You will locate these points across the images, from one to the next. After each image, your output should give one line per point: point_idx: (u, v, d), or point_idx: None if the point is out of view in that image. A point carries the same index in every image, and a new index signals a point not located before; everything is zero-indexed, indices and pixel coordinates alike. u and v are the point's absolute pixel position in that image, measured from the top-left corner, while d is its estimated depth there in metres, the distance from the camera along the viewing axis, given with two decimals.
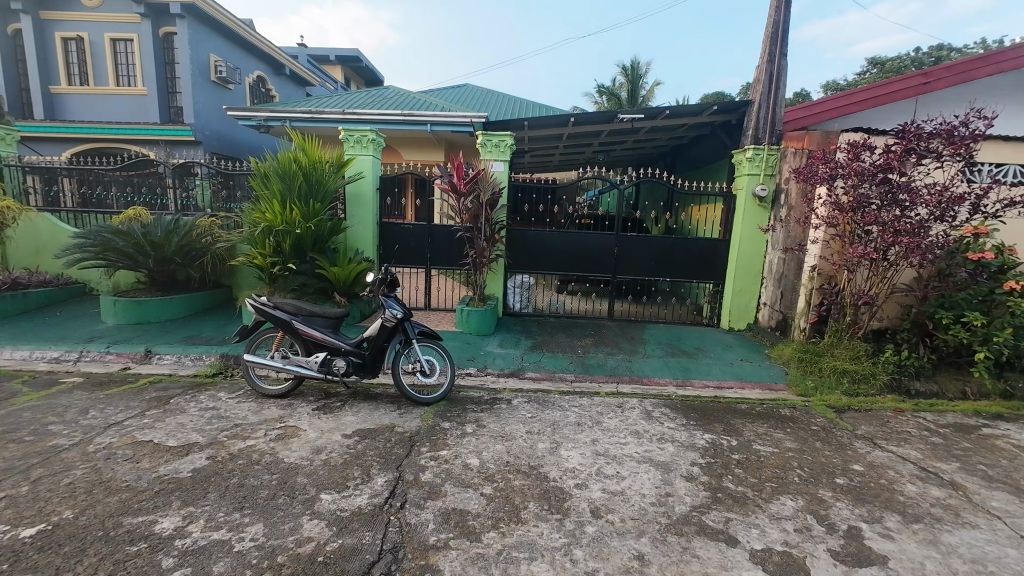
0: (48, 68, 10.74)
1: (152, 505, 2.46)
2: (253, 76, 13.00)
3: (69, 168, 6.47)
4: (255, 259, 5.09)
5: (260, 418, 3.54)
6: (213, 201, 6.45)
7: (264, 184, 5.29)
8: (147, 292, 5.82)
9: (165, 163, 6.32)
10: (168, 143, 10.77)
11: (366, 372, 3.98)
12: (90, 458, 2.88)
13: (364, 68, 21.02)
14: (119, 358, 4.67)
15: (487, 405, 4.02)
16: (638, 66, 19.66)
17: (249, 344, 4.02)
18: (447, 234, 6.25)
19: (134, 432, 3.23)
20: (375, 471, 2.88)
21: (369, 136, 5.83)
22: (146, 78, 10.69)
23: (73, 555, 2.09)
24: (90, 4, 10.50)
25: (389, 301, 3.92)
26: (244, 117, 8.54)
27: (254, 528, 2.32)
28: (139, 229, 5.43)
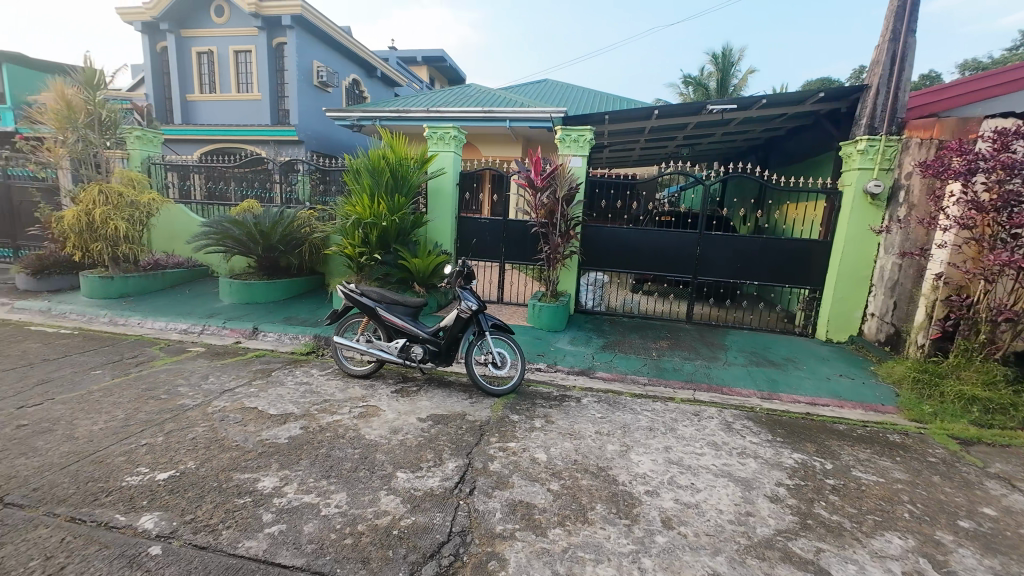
0: (185, 79, 12.36)
1: (256, 465, 2.77)
2: (350, 79, 14.05)
3: (199, 166, 7.33)
4: (345, 249, 5.48)
5: (345, 395, 3.84)
6: (311, 195, 7.09)
7: (356, 179, 5.68)
8: (255, 276, 6.54)
9: (274, 160, 7.04)
10: (276, 143, 11.89)
11: (440, 360, 4.14)
12: (208, 419, 3.31)
13: (448, 68, 21.70)
14: (232, 333, 5.31)
15: (556, 401, 4.00)
16: (730, 54, 18.38)
17: (339, 327, 4.36)
18: (523, 228, 6.31)
19: (243, 399, 3.67)
20: (446, 455, 3.00)
21: (451, 133, 6.06)
22: (261, 84, 11.97)
23: (194, 500, 2.42)
24: (220, 21, 11.99)
25: (465, 293, 4.04)
26: (340, 117, 9.19)
27: (339, 496, 2.53)
28: (251, 220, 6.10)
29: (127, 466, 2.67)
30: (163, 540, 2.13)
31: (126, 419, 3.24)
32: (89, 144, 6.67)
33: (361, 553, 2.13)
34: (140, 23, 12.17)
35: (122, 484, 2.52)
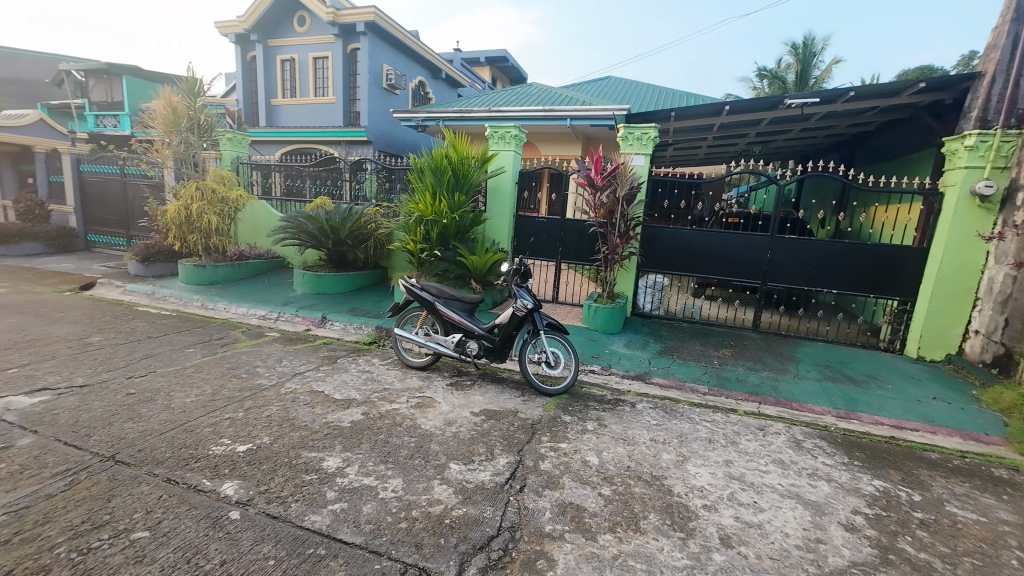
0: (270, 85, 13.40)
1: (322, 445, 2.97)
2: (416, 81, 14.60)
3: (279, 165, 7.94)
4: (407, 245, 5.70)
5: (403, 385, 4.01)
6: (378, 192, 7.46)
7: (419, 178, 5.89)
8: (325, 269, 6.98)
9: (344, 159, 7.47)
10: (347, 144, 12.59)
11: (494, 356, 4.20)
12: (281, 399, 3.59)
13: (510, 67, 21.87)
14: (303, 321, 5.69)
15: (609, 405, 3.92)
16: (813, 43, 17.05)
17: (399, 319, 4.55)
18: (581, 228, 6.24)
19: (311, 383, 3.93)
20: (498, 451, 3.04)
21: (512, 132, 6.12)
22: (335, 88, 12.72)
23: (268, 472, 2.63)
24: (302, 31, 12.91)
25: (521, 291, 4.06)
26: (406, 117, 9.56)
27: (395, 481, 2.64)
28: (324, 216, 6.52)
29: (213, 437, 2.96)
30: (241, 506, 2.34)
31: (213, 394, 3.58)
32: (190, 146, 7.46)
33: (414, 538, 2.21)
34: (234, 35, 13.35)
35: (209, 452, 2.79)
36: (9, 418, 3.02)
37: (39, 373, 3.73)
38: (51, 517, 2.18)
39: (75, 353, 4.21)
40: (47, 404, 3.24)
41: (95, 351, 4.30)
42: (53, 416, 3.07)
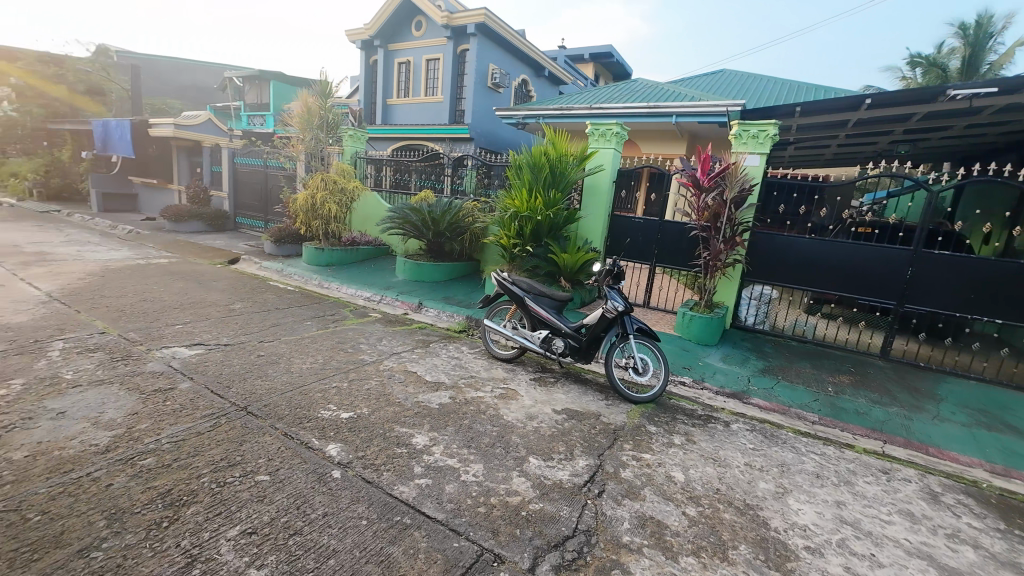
0: (387, 86, 14.53)
1: (413, 422, 3.17)
2: (519, 79, 14.89)
3: (390, 160, 8.60)
4: (501, 240, 5.83)
5: (489, 375, 4.13)
6: (476, 187, 7.77)
7: (517, 174, 5.99)
8: (424, 258, 7.43)
9: (448, 155, 7.85)
10: (451, 141, 13.22)
11: (580, 356, 4.15)
12: (380, 375, 3.90)
13: (614, 63, 21.29)
14: (402, 306, 6.11)
15: (700, 421, 3.67)
16: (990, 21, 14.24)
17: (489, 311, 4.69)
18: (680, 230, 5.92)
19: (406, 363, 4.23)
20: (578, 451, 3.00)
21: (614, 129, 5.96)
22: (444, 88, 13.43)
23: (365, 440, 2.88)
24: (418, 35, 13.83)
25: (612, 293, 3.96)
26: (507, 115, 9.78)
27: (476, 467, 2.74)
28: (426, 208, 6.94)
29: (322, 402, 3.32)
30: (342, 467, 2.60)
31: (324, 364, 4.01)
32: (319, 141, 8.41)
33: (492, 524, 2.27)
34: (360, 41, 14.67)
35: (319, 414, 3.14)
36: (174, 365, 3.67)
37: (196, 330, 4.47)
38: (199, 451, 2.61)
39: (222, 316, 4.98)
40: (200, 357, 3.88)
41: (236, 316, 5.06)
42: (205, 367, 3.68)
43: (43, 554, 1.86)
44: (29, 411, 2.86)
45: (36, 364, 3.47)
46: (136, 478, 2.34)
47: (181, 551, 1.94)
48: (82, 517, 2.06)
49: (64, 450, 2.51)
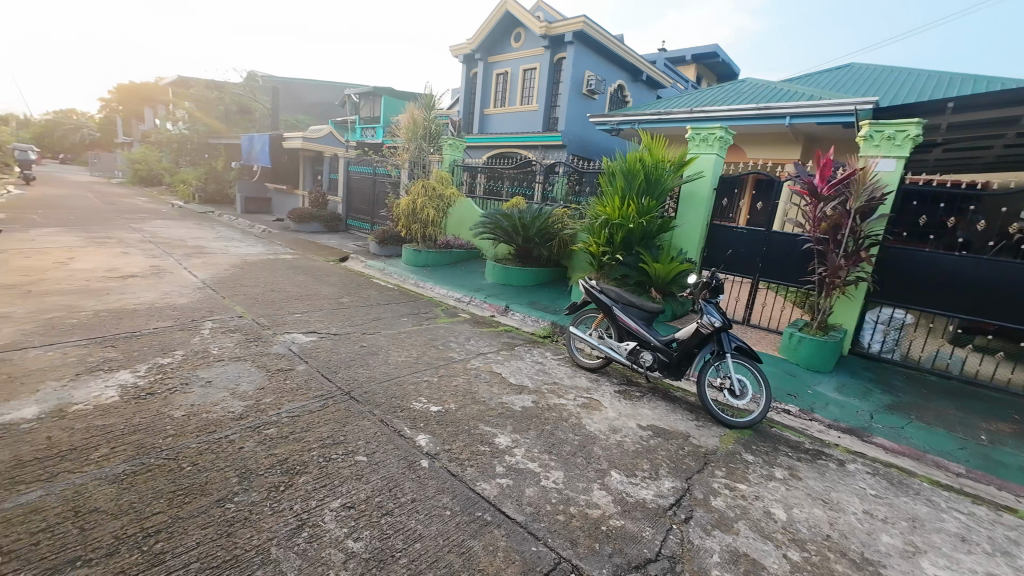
0: (485, 96, 15.15)
1: (496, 422, 3.26)
2: (615, 85, 14.65)
3: (484, 168, 8.95)
4: (590, 247, 5.73)
5: (572, 383, 4.09)
6: (565, 194, 7.76)
7: (610, 181, 5.88)
8: (512, 263, 7.60)
9: (540, 163, 7.97)
10: (543, 148, 13.38)
11: (669, 372, 3.94)
12: (467, 373, 4.07)
13: (719, 64, 20.02)
14: (490, 308, 6.30)
15: (807, 456, 3.28)
16: None
17: (575, 319, 4.65)
18: (790, 243, 5.40)
19: (492, 364, 4.35)
20: (663, 472, 2.86)
21: (717, 134, 5.60)
22: (539, 96, 13.65)
23: (451, 434, 3.02)
24: (517, 46, 14.25)
25: (708, 307, 3.71)
26: (601, 121, 9.65)
27: (557, 474, 2.73)
28: (517, 214, 7.10)
29: (415, 394, 3.54)
30: (430, 457, 2.75)
31: (417, 358, 4.28)
32: (421, 150, 9.01)
33: (570, 533, 2.25)
34: (463, 55, 15.49)
35: (411, 405, 3.35)
36: (294, 349, 4.17)
37: (312, 320, 5.04)
38: (311, 427, 2.93)
39: (333, 308, 5.55)
40: (314, 344, 4.36)
41: (344, 309, 5.59)
42: (318, 353, 4.13)
43: (191, 499, 2.22)
44: (187, 378, 3.44)
45: (193, 339, 4.16)
46: (261, 444, 2.69)
47: (293, 513, 2.19)
48: (220, 472, 2.43)
49: (210, 413, 2.97)
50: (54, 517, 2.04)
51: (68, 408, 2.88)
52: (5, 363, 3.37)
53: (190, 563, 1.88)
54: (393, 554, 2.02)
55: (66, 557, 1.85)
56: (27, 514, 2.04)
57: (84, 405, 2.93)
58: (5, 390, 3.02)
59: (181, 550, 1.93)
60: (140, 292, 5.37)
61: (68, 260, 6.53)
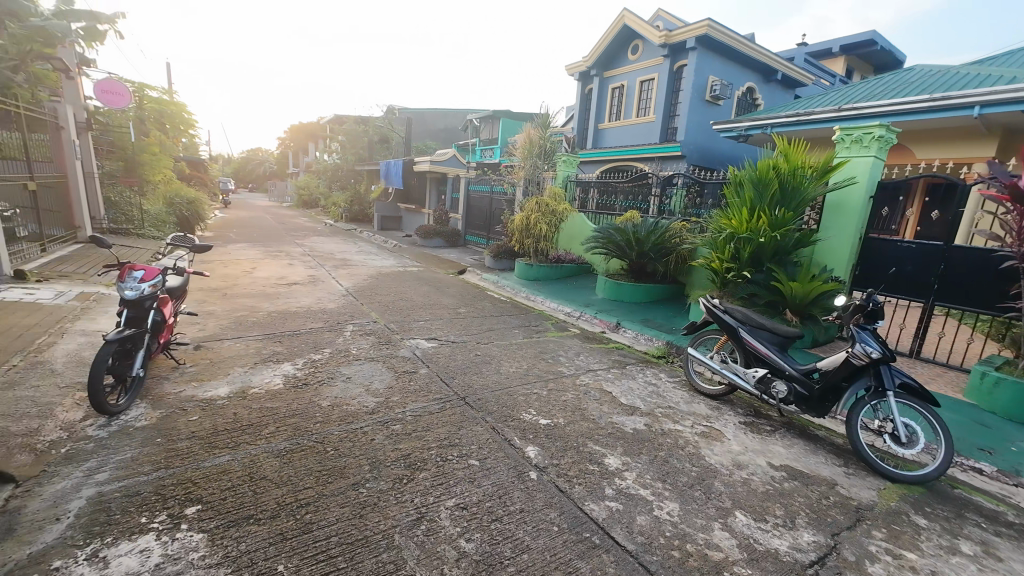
0: (600, 111, 15.11)
1: (606, 442, 3.16)
2: (743, 88, 13.53)
3: (597, 182, 8.89)
4: (711, 262, 5.29)
5: (689, 409, 3.80)
6: (684, 207, 7.48)
7: (737, 191, 5.39)
8: (624, 278, 7.38)
9: (656, 174, 7.69)
10: (660, 160, 12.87)
11: (809, 407, 3.44)
12: (576, 389, 4.03)
13: (876, 52, 17.25)
14: (600, 324, 6.19)
15: (1008, 531, 2.58)
16: None
17: (694, 340, 4.32)
18: (980, 260, 4.41)
19: (601, 382, 4.24)
20: (801, 522, 2.48)
21: (875, 133, 4.81)
22: (657, 107, 13.20)
23: (559, 449, 3.01)
24: (633, 58, 14.01)
25: (862, 334, 3.16)
26: (727, 128, 8.95)
27: (671, 506, 2.54)
28: (631, 228, 6.91)
29: (525, 405, 3.61)
30: (538, 470, 2.77)
31: (527, 370, 4.37)
32: (536, 168, 9.36)
33: (686, 573, 2.07)
34: (578, 73, 15.69)
35: (521, 416, 3.42)
36: (418, 354, 4.57)
37: (433, 328, 5.46)
38: (430, 427, 3.17)
39: (451, 318, 5.95)
40: (435, 350, 4.72)
41: (461, 319, 5.96)
42: (438, 359, 4.45)
43: (333, 479, 2.54)
44: (332, 373, 3.97)
45: (338, 339, 4.80)
46: (389, 438, 2.98)
47: (414, 505, 2.38)
48: (356, 459, 2.74)
49: (349, 406, 3.39)
50: (236, 478, 2.50)
51: (248, 390, 3.53)
52: (210, 350, 4.26)
53: (332, 536, 2.15)
54: (502, 561, 2.07)
55: (243, 514, 2.25)
56: (218, 474, 2.54)
57: (259, 389, 3.56)
58: (208, 372, 3.81)
59: (324, 523, 2.22)
60: (300, 297, 6.37)
61: (252, 270, 8.03)
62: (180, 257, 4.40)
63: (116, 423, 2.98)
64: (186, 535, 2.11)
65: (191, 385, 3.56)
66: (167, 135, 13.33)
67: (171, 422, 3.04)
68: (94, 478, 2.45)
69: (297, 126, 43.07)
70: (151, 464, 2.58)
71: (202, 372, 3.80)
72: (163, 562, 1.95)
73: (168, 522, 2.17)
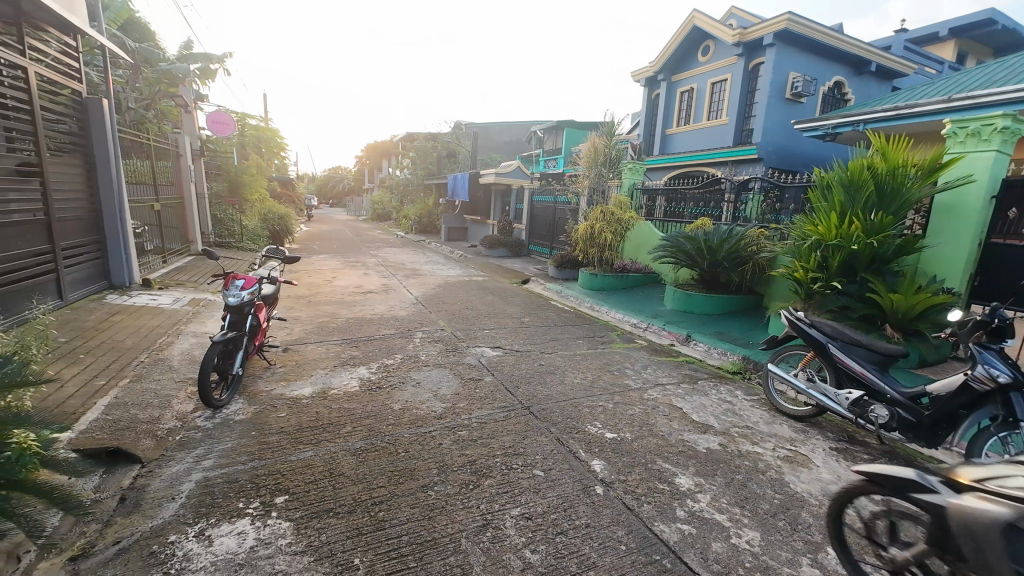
0: (668, 116, 14.65)
1: (677, 461, 3.01)
2: (830, 83, 12.48)
3: (665, 190, 8.58)
4: (794, 272, 4.89)
5: (771, 430, 3.51)
6: (762, 213, 7.01)
7: (824, 195, 4.96)
8: (695, 289, 7.03)
9: (729, 180, 7.32)
10: (734, 163, 12.21)
11: (916, 435, 3.05)
12: (644, 403, 3.88)
13: (997, 32, 15.12)
14: (668, 336, 5.95)
15: None
16: None
17: (775, 355, 4.00)
18: None
19: (671, 397, 4.06)
20: None
21: (997, 125, 4.22)
22: (730, 109, 12.54)
23: (626, 465, 2.91)
24: (704, 60, 13.45)
25: (987, 355, 2.76)
26: (811, 126, 8.30)
27: (751, 534, 2.36)
28: (703, 236, 6.59)
29: (590, 418, 3.54)
30: (604, 485, 2.70)
31: (592, 382, 4.28)
32: (601, 176, 9.22)
33: None
34: (644, 78, 15.36)
35: (586, 429, 3.36)
36: (483, 361, 4.66)
37: (498, 336, 5.55)
38: (496, 434, 3.21)
39: (516, 327, 6.02)
40: (499, 358, 4.78)
41: (525, 328, 6.01)
42: (502, 368, 4.51)
43: (404, 480, 2.65)
44: (403, 378, 4.16)
45: (408, 346, 5.04)
46: (456, 444, 3.06)
47: (480, 512, 2.42)
48: (425, 462, 2.84)
49: (419, 410, 3.53)
50: (317, 473, 2.69)
51: (328, 391, 3.79)
52: (297, 353, 4.66)
53: (403, 535, 2.23)
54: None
55: (324, 507, 2.41)
56: (303, 468, 2.74)
57: (338, 390, 3.82)
58: (295, 373, 4.15)
59: (395, 522, 2.32)
60: (375, 305, 6.75)
61: (333, 279, 8.69)
62: (273, 267, 4.87)
63: (219, 416, 3.33)
64: (275, 522, 2.30)
65: (281, 384, 3.90)
66: (263, 158, 14.88)
67: (264, 417, 3.34)
68: (201, 464, 2.76)
69: (373, 145, 46.12)
70: (247, 455, 2.86)
71: (290, 372, 4.15)
72: (257, 545, 2.14)
73: (260, 509, 2.38)
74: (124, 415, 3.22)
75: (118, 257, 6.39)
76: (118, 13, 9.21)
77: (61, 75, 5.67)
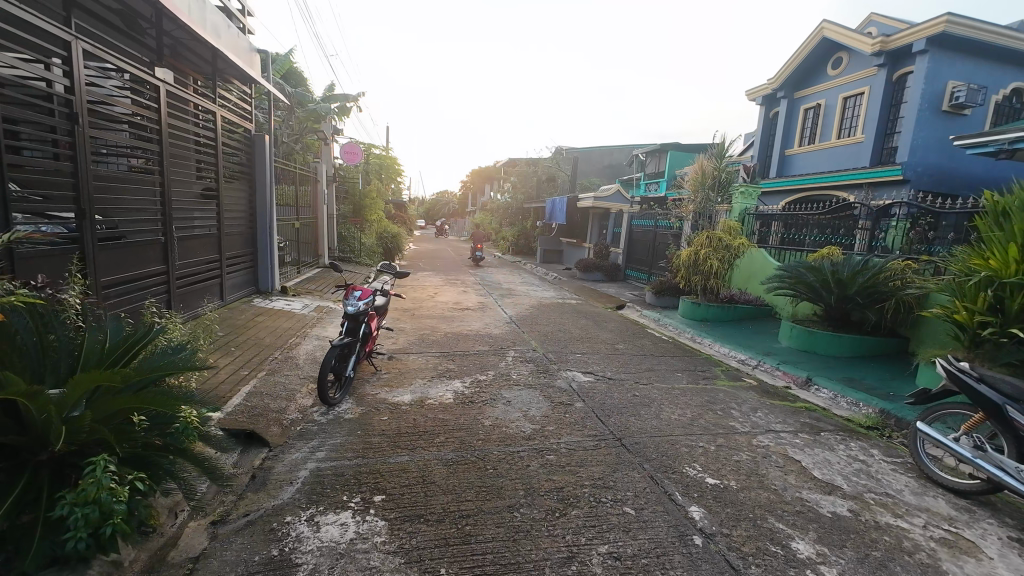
0: (788, 136, 13.43)
1: (792, 521, 2.63)
2: (1004, 91, 10.51)
3: (782, 215, 7.78)
4: (954, 313, 4.11)
5: (920, 503, 2.90)
6: (906, 243, 6.05)
7: (997, 223, 4.11)
8: (819, 325, 6.22)
9: (864, 205, 6.44)
10: (870, 186, 10.75)
11: None
12: (752, 450, 3.48)
13: None
14: (784, 377, 5.31)
15: None
16: None
17: (927, 414, 3.35)
18: None
19: (787, 446, 3.57)
20: None
21: None
22: (867, 125, 11.12)
23: (731, 519, 2.60)
24: (835, 73, 12.14)
25: None
26: (975, 142, 7.04)
27: None
28: (829, 266, 5.83)
29: (689, 458, 3.26)
30: (704, 536, 2.45)
31: (691, 420, 3.95)
32: (708, 201, 8.42)
33: None
34: (762, 97, 14.30)
35: (684, 470, 3.10)
36: (574, 386, 4.58)
37: (589, 361, 5.44)
38: (586, 463, 3.10)
39: (608, 353, 5.85)
40: (591, 385, 4.65)
41: (618, 355, 5.82)
42: (593, 394, 4.39)
43: (491, 497, 2.67)
44: (495, 395, 4.23)
45: (500, 363, 5.15)
46: (543, 467, 3.01)
47: (566, 543, 2.33)
48: (512, 481, 2.84)
49: (508, 429, 3.55)
50: (412, 478, 2.83)
51: (425, 400, 4.00)
52: (400, 361, 5.03)
53: (488, 553, 2.24)
54: None
55: (416, 512, 2.52)
56: (399, 471, 2.90)
57: (434, 400, 4.02)
58: (396, 380, 4.45)
59: (482, 538, 2.34)
60: (471, 322, 7.06)
61: (435, 294, 9.29)
62: (385, 280, 5.33)
63: (332, 412, 3.70)
64: (371, 518, 2.46)
65: (384, 390, 4.20)
66: (382, 184, 16.60)
67: (369, 418, 3.63)
68: (315, 454, 3.06)
69: (478, 170, 48.87)
70: (353, 452, 3.10)
71: (392, 379, 4.47)
72: (357, 538, 2.30)
73: (360, 505, 2.56)
74: (260, 403, 3.72)
75: (265, 265, 7.53)
76: (282, 65, 11.07)
77: (238, 116, 6.92)
